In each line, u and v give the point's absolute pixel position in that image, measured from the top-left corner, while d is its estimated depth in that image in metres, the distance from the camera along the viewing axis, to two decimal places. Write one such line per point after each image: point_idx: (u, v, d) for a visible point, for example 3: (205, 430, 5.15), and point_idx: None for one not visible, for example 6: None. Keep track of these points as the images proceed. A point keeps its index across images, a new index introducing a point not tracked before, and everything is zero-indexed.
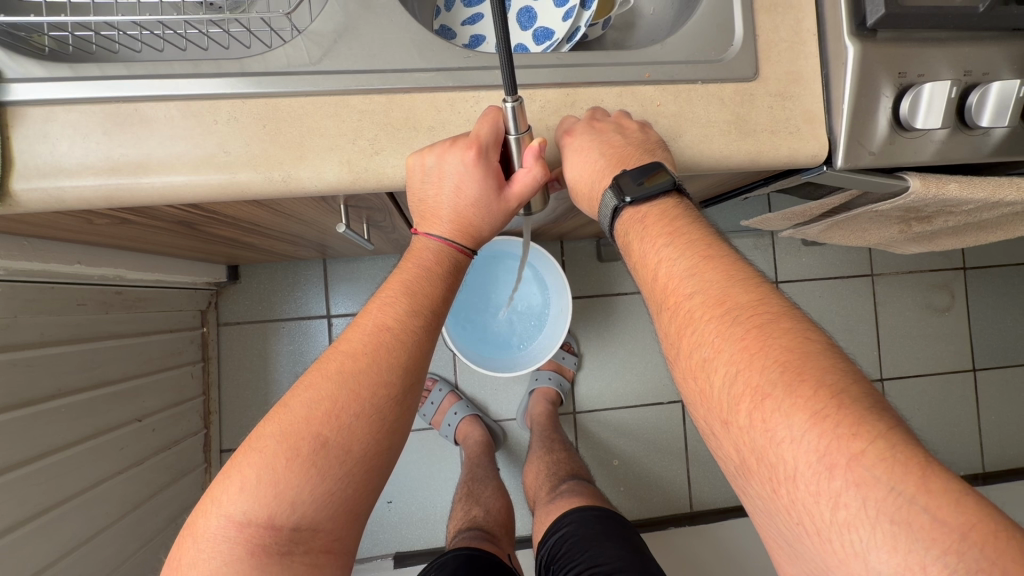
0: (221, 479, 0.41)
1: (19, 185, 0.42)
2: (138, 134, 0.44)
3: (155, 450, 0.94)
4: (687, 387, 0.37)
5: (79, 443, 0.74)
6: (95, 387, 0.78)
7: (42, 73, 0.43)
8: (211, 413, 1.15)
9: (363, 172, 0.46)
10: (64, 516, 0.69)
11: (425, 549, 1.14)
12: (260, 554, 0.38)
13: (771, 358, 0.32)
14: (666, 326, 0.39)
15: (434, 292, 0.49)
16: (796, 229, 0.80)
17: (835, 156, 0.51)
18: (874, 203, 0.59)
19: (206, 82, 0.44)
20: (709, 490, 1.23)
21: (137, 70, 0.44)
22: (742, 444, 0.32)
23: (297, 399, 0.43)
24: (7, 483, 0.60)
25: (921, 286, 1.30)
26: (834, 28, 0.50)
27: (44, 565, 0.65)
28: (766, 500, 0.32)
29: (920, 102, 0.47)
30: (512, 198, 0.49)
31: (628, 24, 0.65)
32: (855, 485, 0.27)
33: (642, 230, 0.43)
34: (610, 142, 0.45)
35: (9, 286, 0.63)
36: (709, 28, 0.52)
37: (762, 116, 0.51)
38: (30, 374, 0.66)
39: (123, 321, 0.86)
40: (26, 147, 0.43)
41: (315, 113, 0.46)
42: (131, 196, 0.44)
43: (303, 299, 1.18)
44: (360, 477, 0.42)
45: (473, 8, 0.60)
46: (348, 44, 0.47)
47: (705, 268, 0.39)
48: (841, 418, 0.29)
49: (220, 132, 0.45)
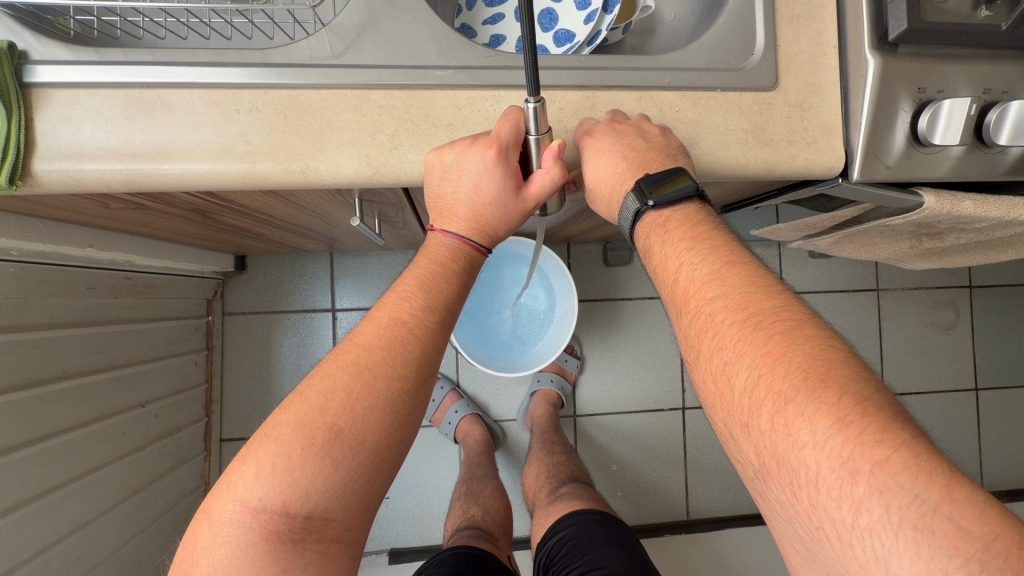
0: (237, 465, 0.41)
1: (39, 166, 0.42)
2: (160, 120, 0.44)
3: (155, 437, 0.94)
4: (706, 390, 0.37)
5: (81, 426, 0.74)
6: (100, 370, 0.79)
7: (68, 56, 0.44)
8: (212, 401, 1.15)
9: (381, 166, 0.46)
10: (65, 498, 0.70)
11: (421, 547, 1.14)
12: (275, 540, 0.38)
13: (795, 364, 0.32)
14: (685, 329, 0.39)
15: (451, 288, 0.49)
16: (806, 241, 0.80)
17: (852, 168, 0.51)
18: (887, 217, 0.59)
19: (229, 72, 0.45)
20: (708, 498, 1.23)
21: (162, 57, 0.44)
22: (763, 448, 0.32)
23: (313, 389, 0.43)
24: (9, 464, 0.61)
25: (927, 303, 1.30)
26: (855, 41, 0.50)
27: (43, 546, 0.66)
28: (785, 504, 0.32)
29: (938, 118, 0.47)
30: (530, 198, 0.49)
31: (648, 30, 0.66)
32: (878, 491, 0.27)
33: (664, 233, 0.43)
34: (630, 144, 0.45)
35: (21, 267, 0.64)
36: (731, 35, 0.52)
37: (780, 126, 0.51)
38: (38, 355, 0.66)
39: (131, 307, 0.86)
40: (48, 129, 0.43)
41: (336, 106, 0.46)
42: (149, 181, 0.44)
43: (309, 292, 1.18)
44: (372, 468, 0.42)
45: (494, 8, 0.61)
46: (371, 39, 0.47)
47: (727, 273, 0.39)
48: (865, 425, 0.29)
49: (241, 121, 0.45)
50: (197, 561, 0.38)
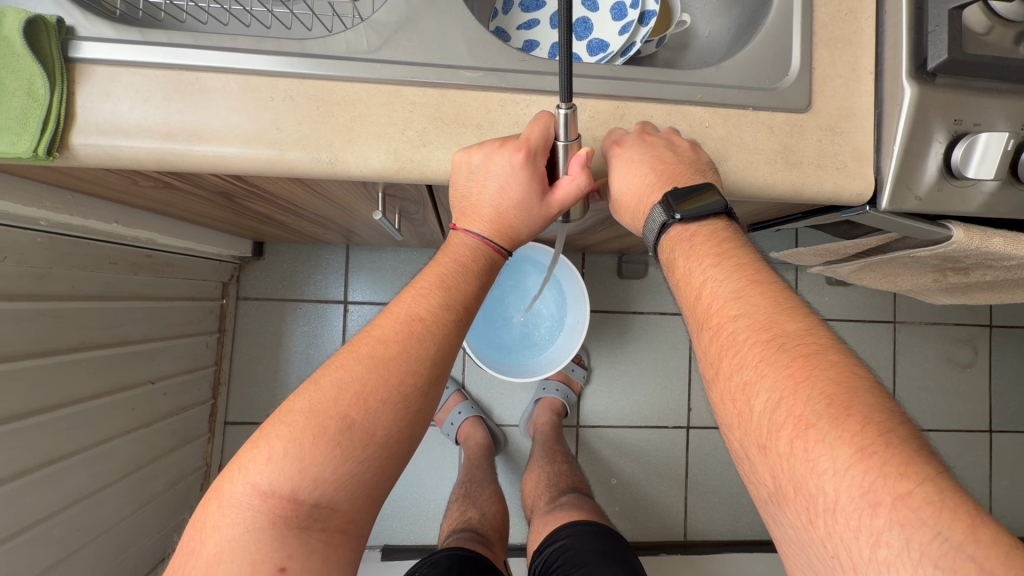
0: (249, 447, 0.41)
1: (77, 139, 0.43)
2: (196, 102, 0.45)
3: (163, 414, 0.95)
4: (723, 408, 0.36)
5: (94, 397, 0.75)
6: (115, 344, 0.80)
7: (113, 34, 0.45)
8: (220, 384, 1.16)
9: (408, 162, 0.46)
10: (73, 467, 0.71)
11: (414, 546, 1.13)
12: (282, 526, 0.38)
13: (818, 389, 0.31)
14: (705, 345, 0.39)
15: (469, 288, 0.49)
16: (826, 267, 0.79)
17: (881, 197, 0.50)
18: (913, 248, 0.58)
19: (268, 60, 0.46)
20: (706, 520, 1.21)
21: (203, 41, 0.45)
22: (780, 471, 0.32)
23: (327, 378, 0.43)
24: (23, 429, 0.62)
25: (945, 339, 1.28)
26: (892, 69, 0.50)
27: (48, 512, 0.67)
28: (799, 530, 0.31)
29: (974, 150, 0.46)
30: (554, 204, 0.49)
31: (682, 45, 0.66)
32: (899, 525, 0.26)
33: (689, 248, 0.43)
34: (659, 157, 0.45)
35: (49, 237, 0.65)
36: (766, 55, 0.52)
37: (810, 148, 0.50)
38: (57, 325, 0.68)
39: (149, 284, 0.88)
40: (89, 104, 0.44)
41: (368, 100, 0.46)
42: (181, 162, 0.45)
43: (323, 283, 1.19)
44: (380, 461, 0.42)
45: (530, 13, 0.61)
46: (407, 35, 0.48)
47: (752, 292, 0.38)
48: (888, 456, 0.28)
49: (274, 109, 0.45)
50: (205, 539, 0.38)
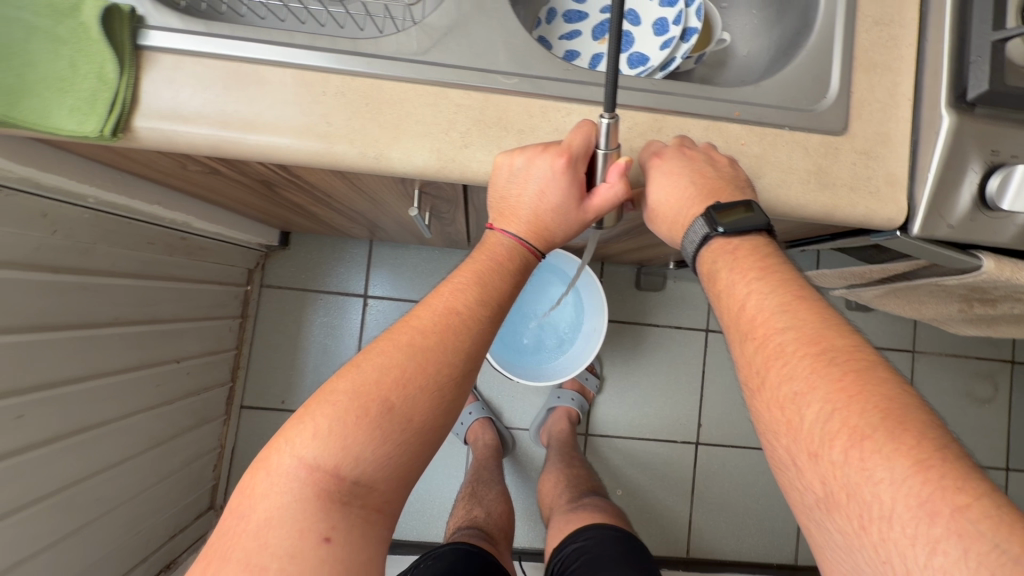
0: (293, 423, 0.42)
1: (139, 122, 0.45)
2: (253, 93, 0.47)
3: (185, 393, 0.97)
4: (768, 416, 0.37)
5: (123, 371, 0.78)
6: (145, 322, 0.82)
7: (179, 25, 0.47)
8: (239, 368, 1.18)
9: (450, 161, 0.48)
10: (99, 437, 0.73)
11: (416, 542, 1.14)
12: (325, 499, 0.39)
13: (872, 404, 0.32)
14: (750, 354, 0.39)
15: (503, 287, 0.51)
16: (849, 290, 0.79)
17: (913, 223, 0.50)
18: (941, 276, 0.58)
19: (323, 57, 0.48)
20: (711, 539, 1.20)
21: (263, 36, 0.48)
22: (831, 479, 0.32)
23: (368, 362, 0.44)
24: (57, 396, 0.64)
25: (964, 373, 1.26)
26: (931, 97, 0.50)
27: (73, 479, 0.69)
28: (846, 535, 0.32)
29: (1010, 183, 0.46)
30: (590, 210, 0.50)
31: (719, 63, 0.67)
32: (957, 535, 0.27)
33: (734, 260, 0.44)
34: (700, 171, 0.46)
35: (95, 214, 0.68)
36: (805, 77, 0.53)
37: (845, 171, 0.51)
38: (94, 298, 0.70)
39: (181, 265, 0.90)
40: (152, 89, 0.46)
41: (415, 100, 0.48)
42: (234, 149, 0.47)
43: (345, 276, 1.21)
44: (416, 447, 0.43)
45: (572, 25, 0.63)
46: (456, 40, 0.49)
47: (800, 307, 0.39)
48: (944, 470, 0.29)
49: (325, 103, 0.47)
50: (253, 506, 0.39)
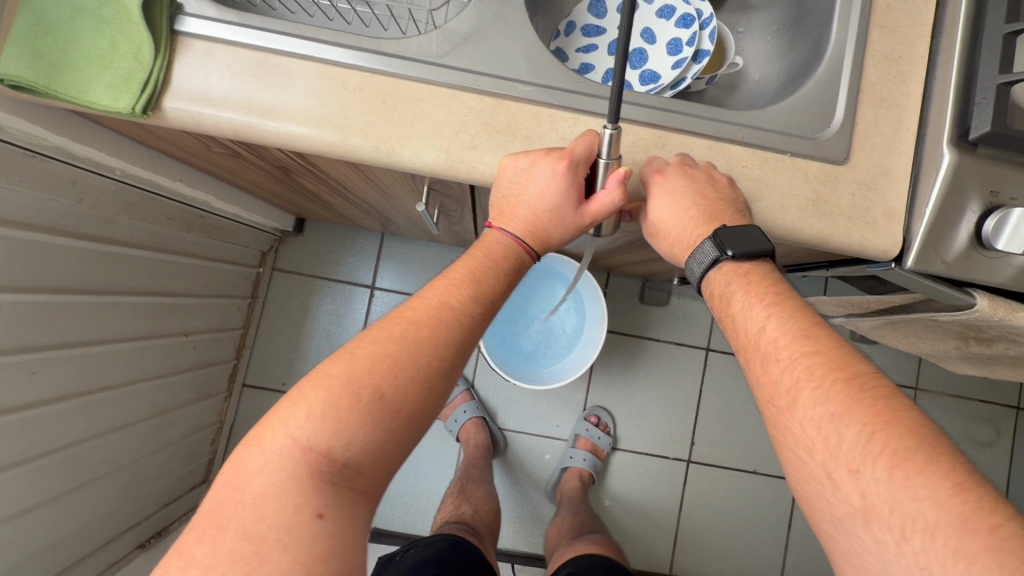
0: (286, 404, 0.44)
1: (169, 102, 0.48)
2: (278, 82, 0.49)
3: (190, 367, 1.00)
4: (803, 433, 0.38)
5: (133, 340, 0.81)
6: (158, 294, 0.85)
7: (214, 14, 0.50)
8: (244, 347, 1.21)
9: (458, 161, 0.50)
10: (105, 400, 0.76)
11: (401, 533, 1.16)
12: (316, 479, 0.41)
13: (907, 428, 0.34)
14: (780, 374, 0.40)
15: (497, 286, 0.52)
16: (848, 318, 0.80)
17: (907, 256, 0.51)
18: (936, 311, 0.58)
19: (347, 54, 0.50)
20: (695, 558, 1.20)
21: (291, 30, 0.50)
22: (871, 494, 0.33)
23: (362, 350, 0.46)
24: (69, 356, 0.67)
25: (965, 414, 1.25)
26: (934, 134, 0.51)
27: (76, 438, 0.72)
28: (881, 547, 0.32)
29: (1006, 224, 0.47)
30: (588, 215, 0.52)
31: (732, 86, 0.68)
32: (995, 551, 0.29)
33: (760, 284, 0.45)
34: (701, 191, 0.48)
35: (121, 187, 0.71)
36: (811, 106, 0.54)
37: (843, 199, 0.52)
38: (112, 267, 0.74)
39: (197, 242, 0.93)
40: (185, 72, 0.48)
41: (429, 100, 0.50)
42: (256, 135, 0.49)
43: (354, 266, 1.24)
44: (404, 434, 0.45)
45: (589, 39, 0.65)
46: (474, 46, 0.51)
47: (825, 333, 0.41)
48: (981, 493, 0.31)
49: (344, 97, 0.50)
50: (246, 481, 0.41)
